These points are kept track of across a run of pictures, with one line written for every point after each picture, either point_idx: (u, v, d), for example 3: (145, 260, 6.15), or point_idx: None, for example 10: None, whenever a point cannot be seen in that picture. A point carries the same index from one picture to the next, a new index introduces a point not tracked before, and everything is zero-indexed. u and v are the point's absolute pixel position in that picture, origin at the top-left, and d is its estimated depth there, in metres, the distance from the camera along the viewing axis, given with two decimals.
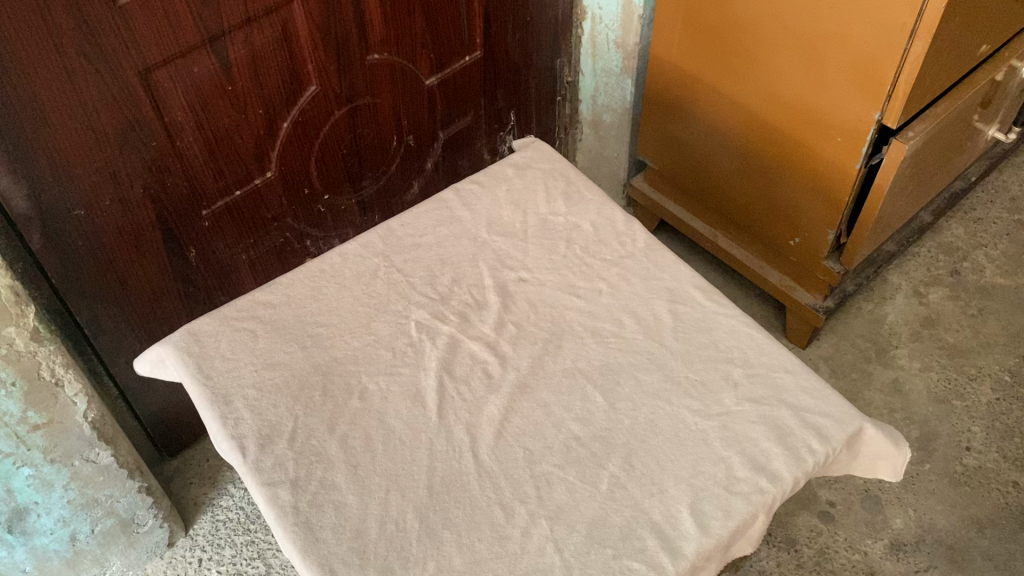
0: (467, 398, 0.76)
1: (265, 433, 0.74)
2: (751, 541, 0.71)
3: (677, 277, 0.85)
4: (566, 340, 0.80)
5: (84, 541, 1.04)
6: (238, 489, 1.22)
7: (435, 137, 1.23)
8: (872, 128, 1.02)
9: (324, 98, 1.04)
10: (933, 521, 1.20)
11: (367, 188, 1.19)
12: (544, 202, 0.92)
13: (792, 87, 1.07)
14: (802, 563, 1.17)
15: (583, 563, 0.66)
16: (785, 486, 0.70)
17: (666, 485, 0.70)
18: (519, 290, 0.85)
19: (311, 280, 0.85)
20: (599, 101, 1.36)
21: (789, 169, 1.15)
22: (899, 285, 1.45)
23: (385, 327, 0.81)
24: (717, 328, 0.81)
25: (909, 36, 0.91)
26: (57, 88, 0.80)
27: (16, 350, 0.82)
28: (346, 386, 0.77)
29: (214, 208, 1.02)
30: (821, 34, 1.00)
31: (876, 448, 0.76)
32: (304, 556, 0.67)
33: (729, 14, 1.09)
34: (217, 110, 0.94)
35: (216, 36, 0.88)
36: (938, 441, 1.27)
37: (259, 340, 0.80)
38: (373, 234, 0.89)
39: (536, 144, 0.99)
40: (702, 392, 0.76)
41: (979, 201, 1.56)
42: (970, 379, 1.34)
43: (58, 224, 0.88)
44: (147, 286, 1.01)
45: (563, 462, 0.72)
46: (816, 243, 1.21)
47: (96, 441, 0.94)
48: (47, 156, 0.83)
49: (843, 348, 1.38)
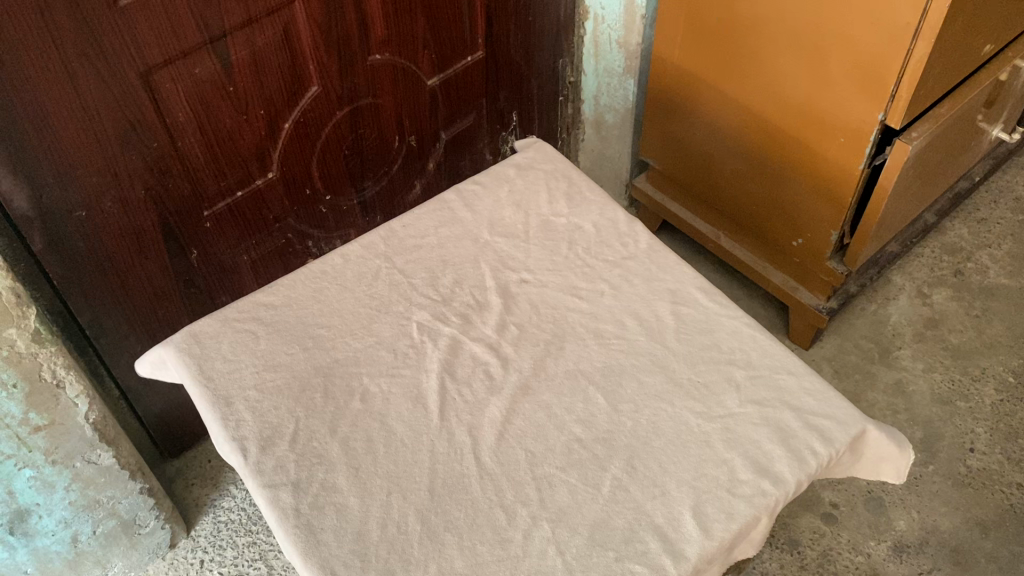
0: (469, 400, 0.76)
1: (266, 435, 0.74)
2: (753, 544, 0.71)
3: (679, 278, 0.85)
4: (568, 342, 0.80)
5: (86, 542, 1.04)
6: (240, 490, 1.22)
7: (437, 137, 1.23)
8: (875, 129, 1.01)
9: (326, 98, 1.04)
10: (937, 523, 1.19)
11: (369, 188, 1.19)
12: (546, 203, 0.92)
13: (795, 88, 1.07)
14: (805, 564, 1.16)
15: (585, 565, 0.66)
16: (788, 489, 0.70)
17: (669, 487, 0.70)
18: (521, 292, 0.84)
19: (313, 281, 0.85)
20: (602, 102, 1.37)
21: (792, 169, 1.15)
22: (903, 286, 1.45)
23: (387, 328, 0.81)
24: (720, 329, 0.81)
25: (912, 36, 0.91)
26: (58, 89, 0.79)
27: (17, 351, 0.82)
28: (347, 388, 0.77)
29: (216, 208, 1.02)
30: (824, 34, 0.99)
31: (880, 451, 0.76)
32: (305, 558, 0.66)
33: (732, 14, 1.09)
34: (218, 111, 0.94)
35: (217, 37, 0.88)
36: (942, 442, 1.27)
37: (261, 342, 0.80)
38: (374, 235, 0.89)
39: (538, 145, 0.99)
40: (704, 394, 0.76)
41: (984, 202, 1.56)
42: (974, 380, 1.33)
43: (59, 225, 0.88)
44: (149, 287, 1.01)
45: (565, 463, 0.72)
46: (819, 244, 1.20)
47: (97, 442, 0.94)
48: (48, 157, 0.83)
49: (846, 349, 1.38)
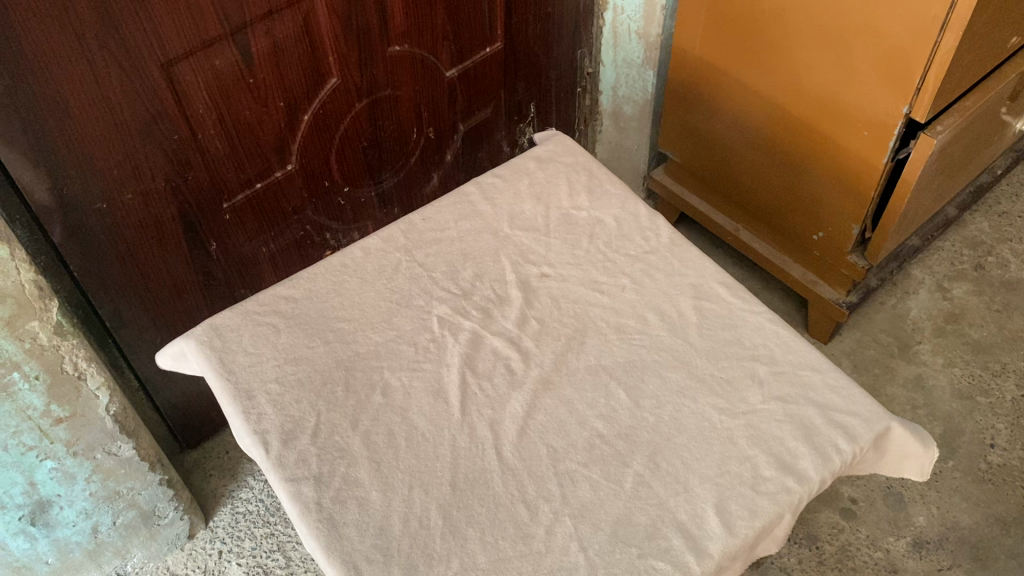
0: (490, 395, 0.75)
1: (288, 428, 0.74)
2: (776, 541, 0.71)
3: (702, 273, 0.84)
4: (590, 337, 0.80)
5: (106, 533, 1.04)
6: (258, 481, 1.23)
7: (455, 129, 1.22)
8: (900, 122, 1.00)
9: (345, 90, 1.03)
10: (957, 519, 1.19)
11: (387, 181, 1.19)
12: (567, 196, 0.91)
13: (818, 80, 1.06)
14: (823, 560, 1.16)
15: (608, 562, 0.65)
16: (812, 487, 0.69)
17: (691, 483, 0.70)
18: (542, 286, 0.84)
19: (334, 275, 0.85)
20: (620, 93, 1.35)
21: (815, 163, 1.14)
22: (922, 280, 1.43)
23: (408, 322, 0.81)
24: (743, 325, 0.80)
25: (940, 29, 0.90)
26: (80, 81, 0.79)
27: (39, 344, 0.82)
28: (369, 382, 0.77)
29: (235, 201, 1.02)
30: (848, 27, 0.98)
31: (905, 448, 0.75)
32: (328, 553, 0.66)
33: (755, 6, 1.07)
34: (238, 103, 0.93)
35: (238, 29, 0.87)
36: (962, 438, 1.26)
37: (281, 335, 0.80)
38: (394, 227, 0.89)
39: (558, 137, 0.98)
40: (727, 390, 0.75)
41: (1005, 195, 1.54)
42: (995, 376, 1.32)
43: (81, 217, 0.88)
44: (169, 279, 1.01)
45: (587, 460, 0.71)
46: (840, 238, 1.19)
47: (117, 434, 0.95)
48: (69, 149, 0.83)
49: (865, 343, 1.37)
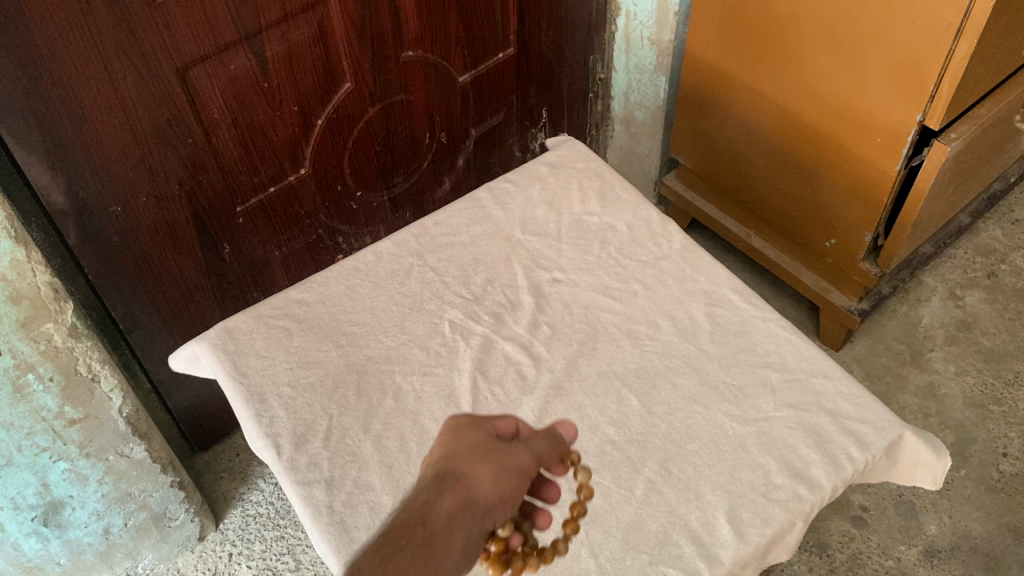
0: (502, 400, 0.76)
1: (300, 432, 0.74)
2: (787, 549, 0.71)
3: (714, 280, 0.84)
4: (601, 342, 0.80)
5: (118, 534, 1.05)
6: (268, 484, 1.23)
7: (467, 134, 1.23)
8: (913, 130, 1.00)
9: (358, 95, 1.04)
10: (969, 528, 1.18)
11: (399, 185, 1.19)
12: (579, 202, 0.91)
13: (831, 87, 1.06)
14: (834, 568, 1.15)
15: (619, 568, 0.65)
16: (824, 494, 0.69)
17: (703, 491, 0.70)
18: (553, 291, 0.84)
19: (346, 279, 0.85)
20: (632, 99, 1.36)
21: (826, 170, 1.14)
22: (935, 287, 1.43)
23: (419, 326, 0.81)
24: (755, 332, 0.80)
25: (954, 36, 0.90)
26: (97, 85, 0.80)
27: (55, 345, 0.83)
28: (380, 386, 0.77)
29: (249, 205, 1.02)
30: (862, 34, 0.98)
31: (917, 457, 0.75)
32: (339, 556, 0.67)
33: (768, 13, 1.07)
34: (253, 107, 0.94)
35: (252, 33, 0.88)
36: (974, 447, 1.25)
37: (294, 339, 0.80)
38: (407, 232, 0.89)
39: (570, 143, 0.98)
40: (738, 398, 0.75)
41: (1019, 203, 1.54)
42: (1008, 385, 1.31)
43: (95, 220, 0.88)
44: (182, 281, 1.02)
45: (598, 466, 0.71)
46: (852, 244, 1.19)
47: (130, 436, 0.95)
48: (84, 151, 0.83)
49: (877, 350, 1.36)
